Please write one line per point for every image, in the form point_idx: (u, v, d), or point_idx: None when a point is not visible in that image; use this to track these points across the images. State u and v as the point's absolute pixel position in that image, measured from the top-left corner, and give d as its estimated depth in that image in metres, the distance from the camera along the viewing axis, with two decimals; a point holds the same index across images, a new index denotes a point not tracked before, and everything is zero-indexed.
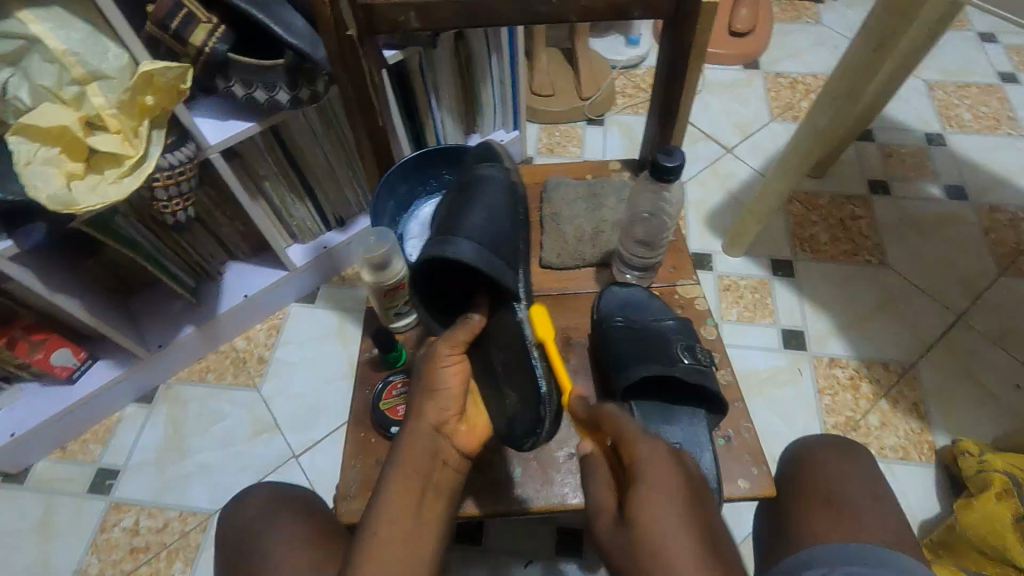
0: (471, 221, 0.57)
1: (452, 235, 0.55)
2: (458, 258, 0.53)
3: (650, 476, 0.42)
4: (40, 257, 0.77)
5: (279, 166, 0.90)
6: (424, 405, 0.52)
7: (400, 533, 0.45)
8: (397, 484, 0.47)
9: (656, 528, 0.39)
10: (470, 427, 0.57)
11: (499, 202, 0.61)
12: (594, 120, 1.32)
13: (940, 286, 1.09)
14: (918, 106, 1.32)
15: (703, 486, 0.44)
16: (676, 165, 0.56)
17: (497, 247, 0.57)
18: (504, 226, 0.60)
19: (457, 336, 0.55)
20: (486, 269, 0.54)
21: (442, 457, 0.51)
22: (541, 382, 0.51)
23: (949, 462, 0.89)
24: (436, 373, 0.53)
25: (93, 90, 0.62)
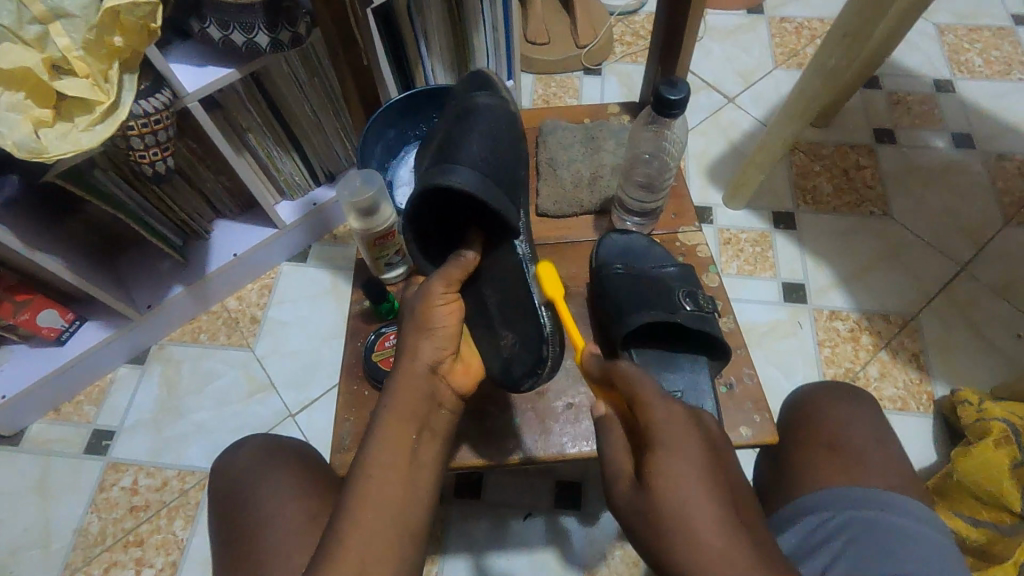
0: (471, 146, 0.54)
1: (451, 163, 0.52)
2: (460, 186, 0.50)
3: (674, 461, 0.40)
4: (19, 212, 0.74)
5: (263, 117, 0.86)
6: (419, 345, 0.49)
7: (396, 476, 0.43)
8: (392, 424, 0.45)
9: (667, 494, 0.39)
10: (464, 366, 0.54)
11: (500, 124, 0.57)
12: (591, 69, 1.27)
13: (945, 237, 1.07)
14: (927, 51, 1.27)
15: (721, 441, 0.44)
16: (680, 98, 0.53)
17: (497, 174, 0.54)
18: (506, 152, 0.56)
19: (452, 274, 0.52)
20: (485, 199, 0.51)
21: (438, 400, 0.49)
22: (544, 322, 0.53)
23: (948, 411, 0.89)
24: (432, 312, 0.50)
25: (56, 30, 0.57)
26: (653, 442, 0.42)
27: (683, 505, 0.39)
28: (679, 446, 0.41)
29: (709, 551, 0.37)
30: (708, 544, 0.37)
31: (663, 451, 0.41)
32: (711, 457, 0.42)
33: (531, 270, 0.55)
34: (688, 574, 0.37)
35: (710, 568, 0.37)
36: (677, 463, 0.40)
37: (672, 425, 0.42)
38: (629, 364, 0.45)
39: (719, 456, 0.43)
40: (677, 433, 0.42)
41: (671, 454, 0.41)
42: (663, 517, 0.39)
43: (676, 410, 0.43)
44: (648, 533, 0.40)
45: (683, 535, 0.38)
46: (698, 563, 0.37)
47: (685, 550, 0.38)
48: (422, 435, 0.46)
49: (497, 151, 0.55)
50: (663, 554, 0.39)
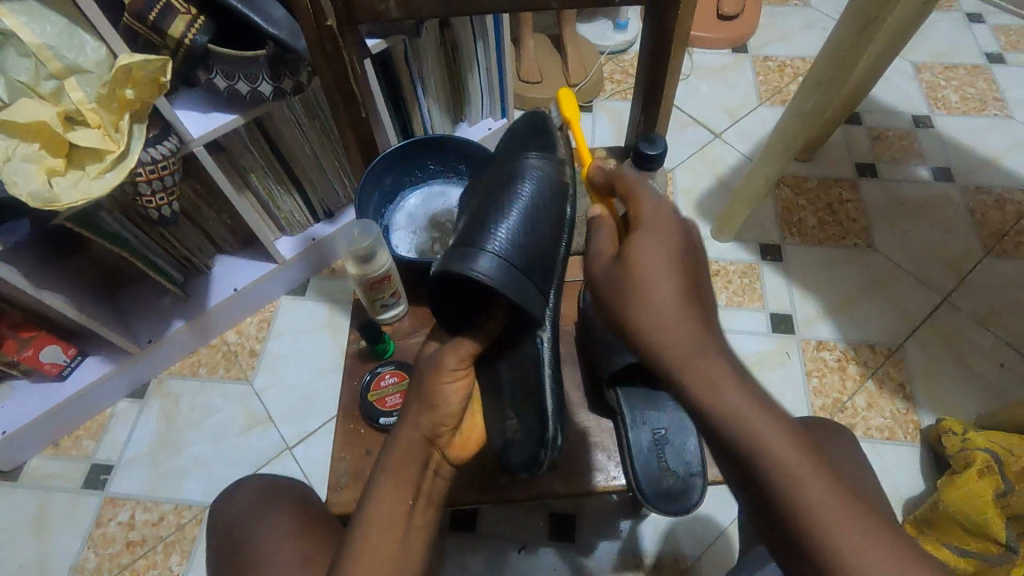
0: (503, 229, 0.51)
1: (476, 249, 0.49)
2: (482, 279, 0.48)
3: (650, 240, 0.45)
4: (28, 253, 0.77)
5: (265, 158, 0.90)
6: (420, 417, 0.51)
7: (390, 538, 0.46)
8: (386, 487, 0.48)
9: (640, 261, 0.44)
10: (463, 435, 0.57)
11: (541, 202, 0.54)
12: (582, 106, 1.32)
13: (927, 268, 1.10)
14: (905, 87, 1.32)
15: (701, 249, 0.47)
16: (656, 153, 0.57)
17: (528, 263, 0.51)
18: (543, 237, 0.52)
19: (464, 352, 0.52)
20: (510, 295, 0.48)
21: (431, 467, 0.52)
22: (549, 430, 0.51)
23: (934, 440, 0.91)
24: (440, 388, 0.52)
25: (71, 85, 0.61)
26: (638, 224, 0.47)
27: (651, 272, 0.43)
28: (661, 232, 0.45)
29: (663, 309, 0.42)
30: (665, 307, 0.42)
31: (646, 230, 0.46)
32: (688, 250, 0.45)
33: (546, 355, 0.52)
34: (638, 321, 0.43)
35: (661, 318, 0.42)
36: (653, 245, 0.45)
37: (655, 218, 0.47)
38: (632, 171, 0.50)
39: (695, 253, 0.46)
40: (659, 224, 0.46)
41: (650, 238, 0.45)
42: (630, 271, 0.44)
43: (665, 207, 0.47)
44: (613, 291, 0.45)
45: (642, 292, 0.43)
46: (654, 321, 0.42)
47: (641, 305, 0.43)
48: (418, 501, 0.49)
49: (535, 235, 0.52)
50: (625, 303, 0.44)
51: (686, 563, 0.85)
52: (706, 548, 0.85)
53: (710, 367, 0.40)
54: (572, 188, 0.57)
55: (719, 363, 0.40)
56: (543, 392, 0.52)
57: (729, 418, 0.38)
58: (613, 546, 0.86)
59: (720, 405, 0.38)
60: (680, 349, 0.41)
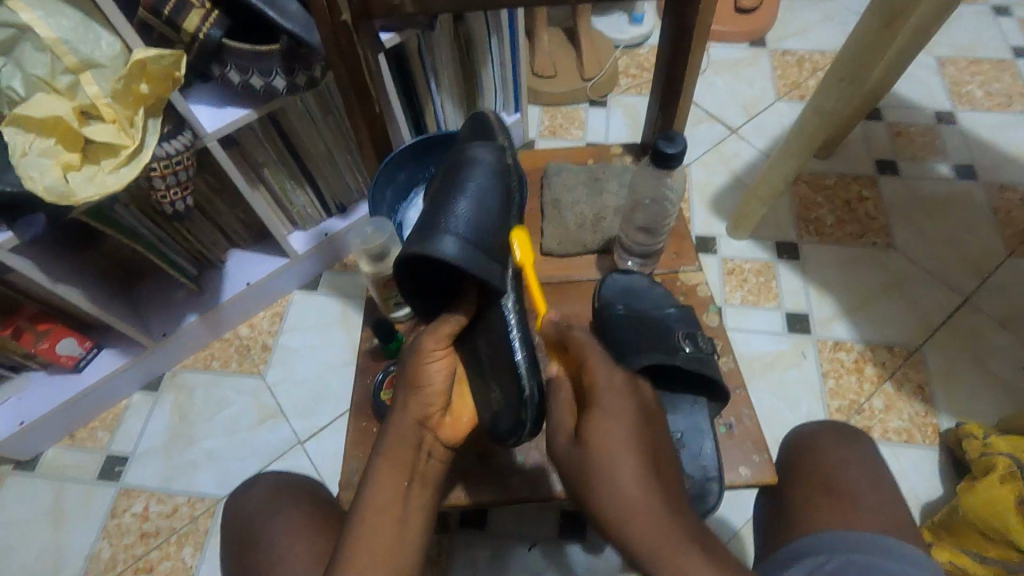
0: (460, 209, 0.51)
1: (437, 230, 0.49)
2: (448, 260, 0.47)
3: (610, 423, 0.45)
4: (44, 248, 0.77)
5: (278, 153, 0.89)
6: (408, 399, 0.50)
7: (387, 524, 0.46)
8: (385, 470, 0.48)
9: (600, 445, 0.44)
10: (453, 418, 0.55)
11: (491, 180, 0.55)
12: (596, 101, 1.30)
13: (948, 269, 1.07)
14: (927, 82, 1.29)
15: (654, 417, 0.49)
16: (676, 151, 0.55)
17: (488, 240, 0.51)
18: (498, 215, 0.53)
19: (443, 331, 0.52)
20: (473, 271, 0.48)
21: (425, 449, 0.50)
22: (524, 379, 0.50)
23: (953, 445, 0.89)
24: (425, 369, 0.51)
25: (86, 79, 0.61)
26: (593, 401, 0.47)
27: (613, 465, 0.43)
28: (618, 412, 0.46)
29: (627, 494, 0.42)
30: (625, 485, 0.42)
31: (601, 411, 0.46)
32: (642, 424, 0.46)
33: (512, 324, 0.52)
34: (603, 501, 0.43)
35: (621, 499, 0.42)
36: (609, 425, 0.45)
37: (611, 397, 0.47)
38: (584, 335, 0.51)
39: (650, 429, 0.47)
40: (615, 405, 0.47)
41: (608, 416, 0.46)
42: (592, 457, 0.44)
43: (617, 381, 0.48)
44: (576, 474, 0.45)
45: (601, 479, 0.43)
46: (617, 500, 0.42)
47: (602, 490, 0.43)
48: (412, 484, 0.48)
49: (490, 214, 0.52)
50: (588, 489, 0.44)
51: None
52: None
53: (687, 561, 0.39)
54: (516, 172, 0.59)
55: (692, 551, 0.40)
56: (514, 353, 0.51)
57: None
58: None
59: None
60: (645, 530, 0.41)
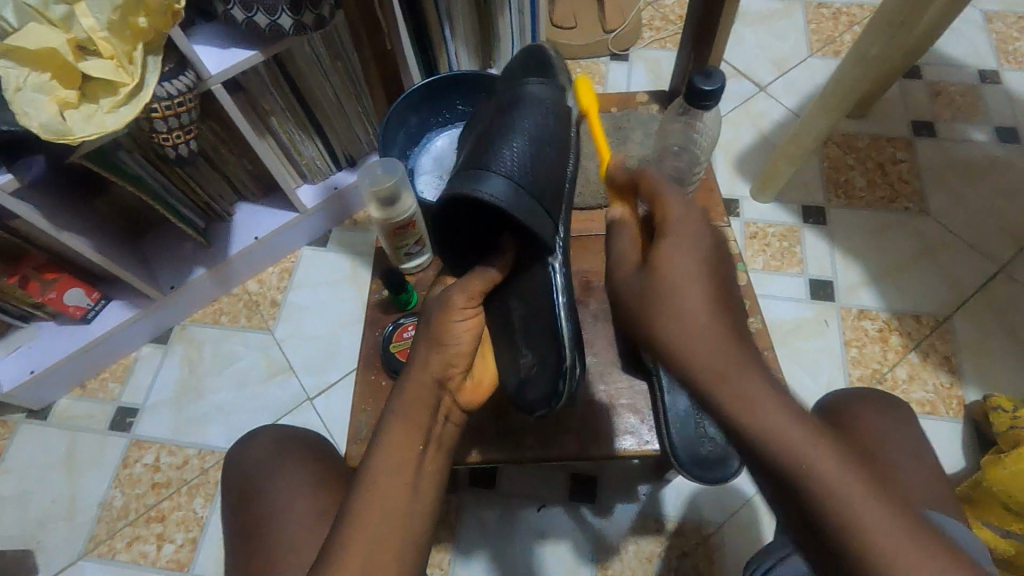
0: (510, 150, 0.48)
1: (484, 170, 0.47)
2: (499, 205, 0.45)
3: (679, 250, 0.41)
4: (47, 195, 0.75)
5: (286, 100, 0.86)
6: (430, 357, 0.48)
7: (400, 484, 0.44)
8: (398, 433, 0.45)
9: (668, 275, 0.40)
10: (475, 381, 0.53)
11: (549, 124, 0.51)
12: (618, 55, 1.24)
13: (983, 237, 1.02)
14: (972, 39, 1.21)
15: (729, 254, 0.44)
16: (714, 89, 0.51)
17: (540, 186, 0.48)
18: (551, 159, 0.50)
19: (473, 286, 0.50)
20: (521, 218, 0.46)
21: (443, 412, 0.48)
22: (565, 353, 0.48)
23: (980, 418, 0.87)
24: (450, 325, 0.49)
25: (81, 10, 0.57)
26: (664, 229, 0.42)
27: (680, 291, 0.40)
28: (693, 242, 0.41)
29: (695, 318, 0.39)
30: (696, 313, 0.39)
31: (672, 238, 0.42)
32: (716, 259, 0.42)
33: (559, 285, 0.50)
34: (670, 332, 0.39)
35: (691, 324, 0.39)
36: (683, 258, 0.41)
37: (685, 224, 0.42)
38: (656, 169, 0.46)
39: (724, 265, 0.42)
40: (690, 230, 0.42)
41: (678, 245, 0.41)
42: (659, 284, 0.41)
43: (694, 207, 0.43)
44: (639, 304, 0.42)
45: (670, 307, 0.40)
46: (681, 326, 0.39)
47: (670, 327, 0.39)
48: (428, 447, 0.46)
49: (547, 162, 0.49)
50: (650, 315, 0.41)
51: (709, 530, 0.83)
52: (731, 515, 0.83)
53: (753, 385, 0.37)
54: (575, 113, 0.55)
55: (762, 386, 0.37)
56: (557, 317, 0.49)
57: (775, 442, 0.36)
58: (633, 508, 0.84)
59: (757, 424, 0.36)
60: (717, 361, 0.37)
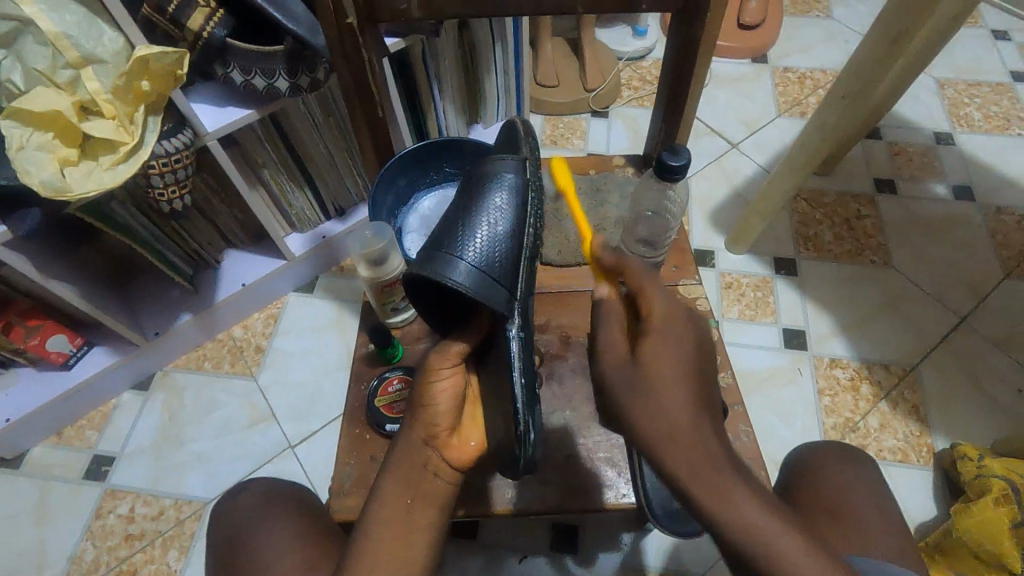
0: (460, 230, 0.50)
1: (435, 250, 0.49)
2: (450, 284, 0.47)
3: (665, 349, 0.44)
4: (38, 243, 0.76)
5: (279, 154, 0.89)
6: (414, 416, 0.51)
7: (387, 537, 0.45)
8: (392, 488, 0.48)
9: (656, 367, 0.44)
10: (463, 441, 0.53)
11: (502, 200, 0.52)
12: (598, 112, 1.31)
13: (944, 289, 1.08)
14: (926, 103, 1.30)
15: (709, 344, 0.48)
16: (680, 164, 0.55)
17: (490, 258, 0.49)
18: (503, 233, 0.51)
19: (450, 350, 0.52)
20: (463, 289, 0.47)
21: (430, 469, 0.49)
22: (518, 408, 0.45)
23: (948, 465, 0.89)
24: (430, 388, 0.51)
25: (87, 74, 0.60)
26: (652, 325, 0.46)
27: (665, 387, 0.43)
28: (678, 337, 0.45)
29: (678, 420, 0.41)
30: (676, 410, 0.42)
31: (659, 338, 0.45)
32: (699, 355, 0.45)
33: (513, 352, 0.47)
34: (651, 424, 0.42)
35: (672, 417, 0.42)
36: (668, 350, 0.44)
37: (669, 322, 0.46)
38: (642, 265, 0.49)
39: (705, 358, 0.46)
40: (677, 329, 0.46)
41: (664, 345, 0.45)
42: (646, 383, 0.43)
43: (678, 306, 0.47)
44: (624, 397, 0.44)
45: (656, 401, 0.42)
46: (666, 414, 0.42)
47: (653, 415, 0.42)
48: (416, 500, 0.48)
49: (498, 232, 0.51)
50: (637, 404, 0.43)
51: None
52: (710, 566, 0.84)
53: (726, 484, 0.39)
54: (539, 189, 0.56)
55: (736, 479, 0.40)
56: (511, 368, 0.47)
57: (749, 532, 0.38)
58: (614, 558, 0.84)
59: (734, 515, 0.39)
60: (693, 453, 0.40)
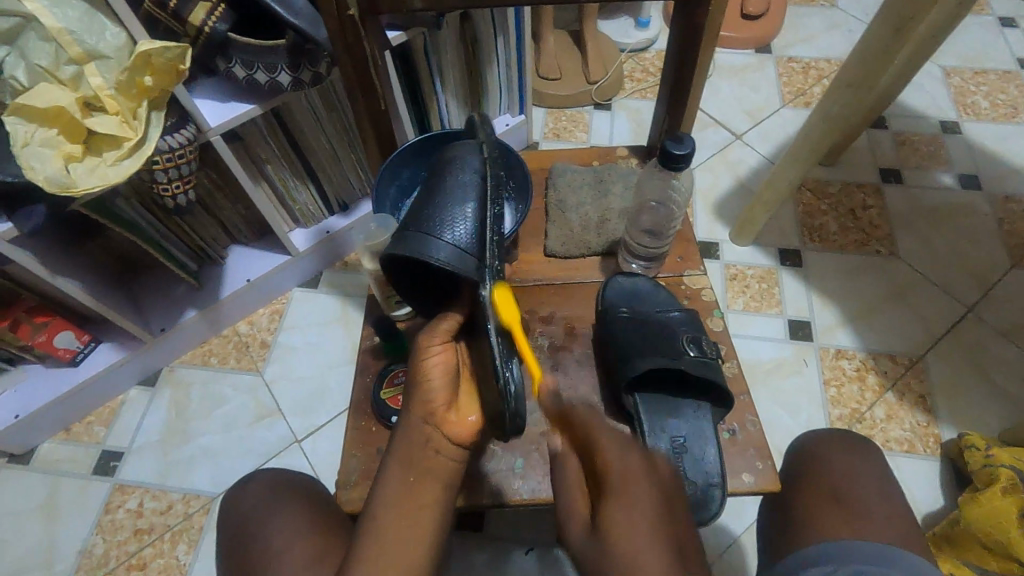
0: (428, 211, 0.53)
1: (405, 231, 0.51)
2: (420, 257, 0.48)
3: (626, 506, 0.39)
4: (43, 239, 0.76)
5: (282, 149, 0.89)
6: (412, 394, 0.51)
7: (394, 525, 0.45)
8: (399, 474, 0.48)
9: (615, 530, 0.38)
10: (464, 418, 0.53)
11: (463, 178, 0.55)
12: (601, 104, 1.30)
13: (951, 279, 1.07)
14: (932, 92, 1.29)
15: (679, 494, 0.42)
16: (684, 153, 0.55)
17: (455, 229, 0.50)
18: (465, 205, 0.52)
19: (441, 327, 0.53)
20: (433, 259, 0.48)
21: (431, 444, 0.49)
22: (495, 353, 0.45)
23: (955, 456, 0.89)
24: (424, 364, 0.52)
25: (90, 70, 0.61)
26: (607, 485, 0.41)
27: (631, 547, 0.37)
28: (635, 494, 0.40)
29: (637, 529, 0.38)
30: (645, 566, 0.35)
31: (613, 499, 0.40)
32: (664, 504, 0.40)
33: (488, 311, 0.47)
34: None
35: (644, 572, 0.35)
36: (627, 510, 0.39)
37: (627, 481, 0.41)
38: (588, 412, 0.47)
39: (673, 509, 0.40)
40: (632, 486, 0.40)
41: (621, 502, 0.40)
42: (609, 557, 0.37)
43: (633, 455, 0.43)
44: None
45: (625, 567, 0.36)
46: (632, 569, 0.36)
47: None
48: (420, 479, 0.48)
49: (462, 206, 0.52)
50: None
51: None
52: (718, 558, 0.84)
53: None
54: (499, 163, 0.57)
55: None
56: (486, 320, 0.47)
57: None
58: None
59: None
60: None
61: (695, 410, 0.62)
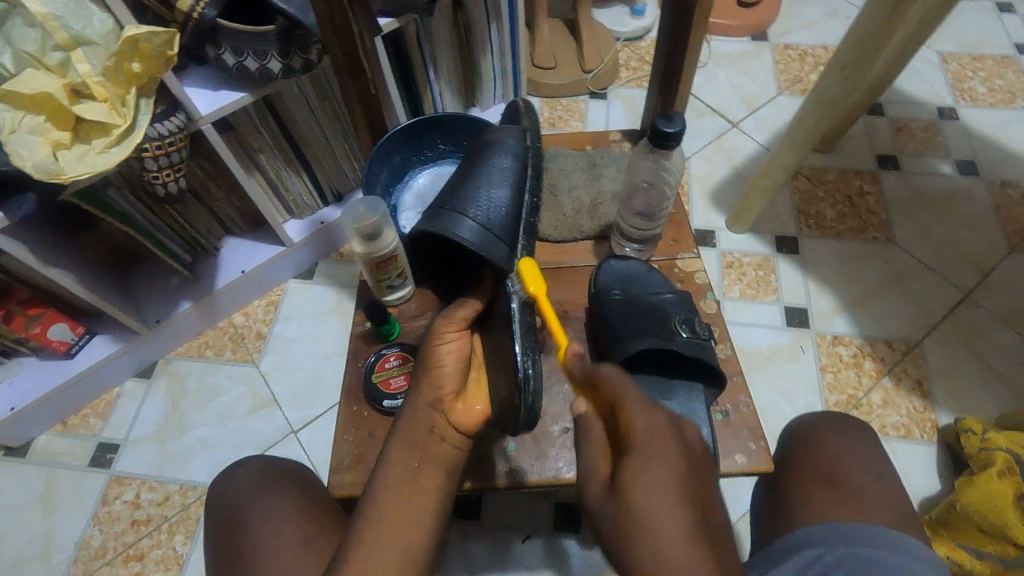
0: (466, 193, 0.56)
1: (443, 209, 0.55)
2: (452, 234, 0.53)
3: (650, 473, 0.41)
4: (34, 230, 0.76)
5: (275, 139, 0.89)
6: (420, 380, 0.51)
7: (387, 508, 0.45)
8: (395, 456, 0.48)
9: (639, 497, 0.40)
10: (469, 405, 0.53)
11: (503, 168, 0.58)
12: (597, 93, 1.29)
13: (947, 264, 1.07)
14: (930, 78, 1.28)
15: (702, 458, 0.44)
16: (675, 131, 0.55)
17: (491, 216, 0.55)
18: (503, 196, 0.56)
19: (456, 314, 0.53)
20: (466, 238, 0.53)
21: (437, 432, 0.49)
22: (517, 338, 0.46)
23: (952, 441, 0.89)
24: (434, 351, 0.52)
25: (78, 57, 0.60)
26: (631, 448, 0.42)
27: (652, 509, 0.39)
28: (661, 464, 0.41)
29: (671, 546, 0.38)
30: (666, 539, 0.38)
31: (640, 461, 0.41)
32: (687, 469, 0.42)
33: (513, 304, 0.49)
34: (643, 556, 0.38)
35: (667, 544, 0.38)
36: (652, 481, 0.40)
37: (650, 443, 0.42)
38: (614, 369, 0.45)
39: (699, 480, 0.42)
40: (658, 450, 0.42)
41: (645, 466, 0.41)
42: (631, 520, 0.40)
43: (659, 422, 0.43)
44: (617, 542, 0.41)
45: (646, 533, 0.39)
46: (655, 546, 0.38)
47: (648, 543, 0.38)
48: (423, 464, 0.47)
49: (498, 195, 0.56)
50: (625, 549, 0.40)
51: None
52: None
53: None
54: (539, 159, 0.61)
55: None
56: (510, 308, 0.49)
57: None
58: None
59: None
60: None
61: (688, 393, 0.61)
